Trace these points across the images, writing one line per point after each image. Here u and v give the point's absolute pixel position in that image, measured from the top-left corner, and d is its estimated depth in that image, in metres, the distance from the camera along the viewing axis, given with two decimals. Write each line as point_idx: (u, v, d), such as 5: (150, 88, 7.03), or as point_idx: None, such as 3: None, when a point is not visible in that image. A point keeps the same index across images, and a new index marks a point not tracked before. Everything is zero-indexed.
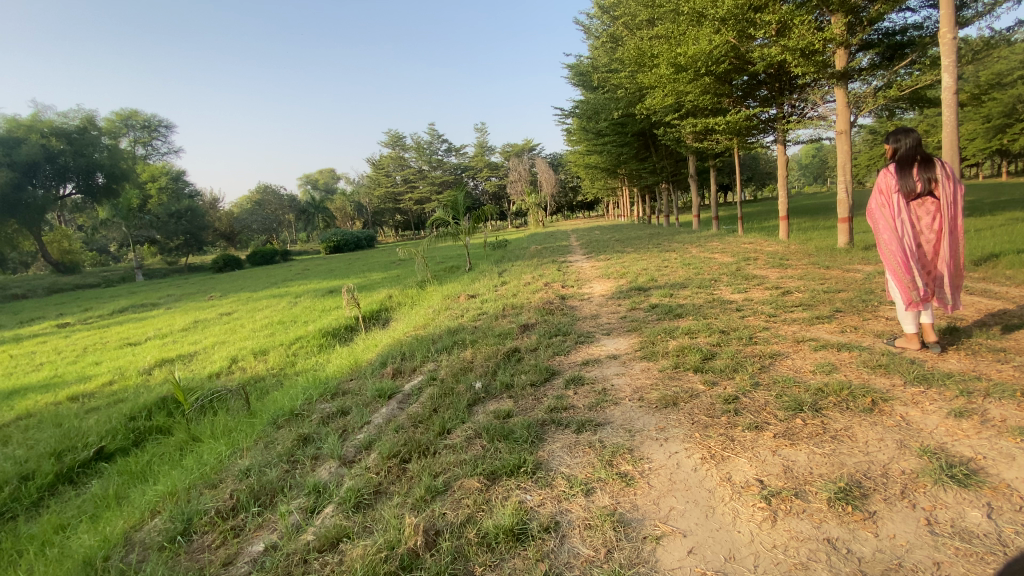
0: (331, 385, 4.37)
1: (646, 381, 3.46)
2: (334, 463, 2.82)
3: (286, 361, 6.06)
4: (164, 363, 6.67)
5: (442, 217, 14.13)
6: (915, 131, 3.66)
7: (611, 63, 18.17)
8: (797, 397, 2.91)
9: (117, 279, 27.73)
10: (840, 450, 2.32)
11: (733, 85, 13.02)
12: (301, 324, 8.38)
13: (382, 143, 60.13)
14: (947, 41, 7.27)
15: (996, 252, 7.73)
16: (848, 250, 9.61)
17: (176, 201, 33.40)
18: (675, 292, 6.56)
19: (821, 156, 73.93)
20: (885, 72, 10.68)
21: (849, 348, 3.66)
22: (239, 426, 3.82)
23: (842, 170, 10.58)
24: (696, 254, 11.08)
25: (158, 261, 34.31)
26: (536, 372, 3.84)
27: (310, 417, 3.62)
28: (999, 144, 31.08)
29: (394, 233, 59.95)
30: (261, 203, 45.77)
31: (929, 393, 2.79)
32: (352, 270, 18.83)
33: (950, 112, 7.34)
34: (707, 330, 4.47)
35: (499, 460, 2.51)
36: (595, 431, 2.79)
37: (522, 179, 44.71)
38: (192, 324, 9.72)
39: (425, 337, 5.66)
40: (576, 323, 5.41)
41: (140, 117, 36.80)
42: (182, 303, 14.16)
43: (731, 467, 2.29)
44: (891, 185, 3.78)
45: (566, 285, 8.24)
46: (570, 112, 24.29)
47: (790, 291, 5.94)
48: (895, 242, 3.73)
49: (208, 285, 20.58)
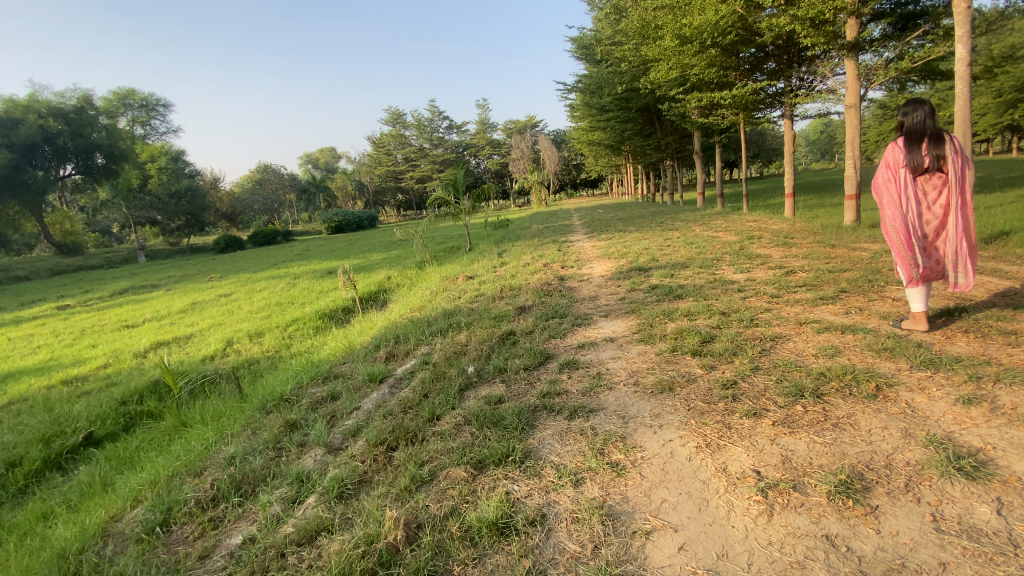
0: (323, 368, 4.31)
1: (642, 365, 3.36)
2: (320, 450, 2.76)
3: (281, 343, 6.01)
4: (160, 345, 6.63)
5: (442, 196, 13.96)
6: (927, 102, 3.47)
7: (614, 36, 17.64)
8: (798, 382, 2.81)
9: (119, 260, 27.73)
10: (842, 439, 2.22)
11: (740, 58, 12.62)
12: (298, 305, 8.29)
13: (383, 121, 59.35)
14: (960, 11, 6.93)
15: (1007, 230, 7.52)
16: (855, 228, 9.40)
17: (176, 181, 33.17)
18: (677, 273, 6.41)
19: (830, 132, 72.65)
20: (896, 43, 10.26)
21: (853, 330, 3.53)
22: (228, 412, 3.77)
23: (850, 145, 10.27)
24: (699, 232, 10.90)
25: (160, 243, 34.25)
26: (531, 355, 3.75)
27: (299, 402, 3.55)
28: (1011, 119, 30.40)
29: (396, 212, 59.59)
30: (262, 182, 45.48)
31: (936, 378, 2.69)
32: (353, 250, 18.69)
33: (964, 85, 7.04)
34: (707, 311, 4.36)
35: (488, 448, 2.43)
36: (588, 417, 2.71)
37: (524, 157, 44.09)
38: (191, 306, 9.68)
39: (421, 319, 5.57)
40: (574, 305, 5.30)
41: (138, 96, 36.29)
42: (182, 284, 14.10)
43: (727, 457, 2.20)
44: (898, 159, 3.61)
45: (566, 265, 8.10)
46: (573, 87, 23.77)
47: (794, 271, 5.80)
48: (898, 219, 3.61)
49: (210, 265, 20.56)
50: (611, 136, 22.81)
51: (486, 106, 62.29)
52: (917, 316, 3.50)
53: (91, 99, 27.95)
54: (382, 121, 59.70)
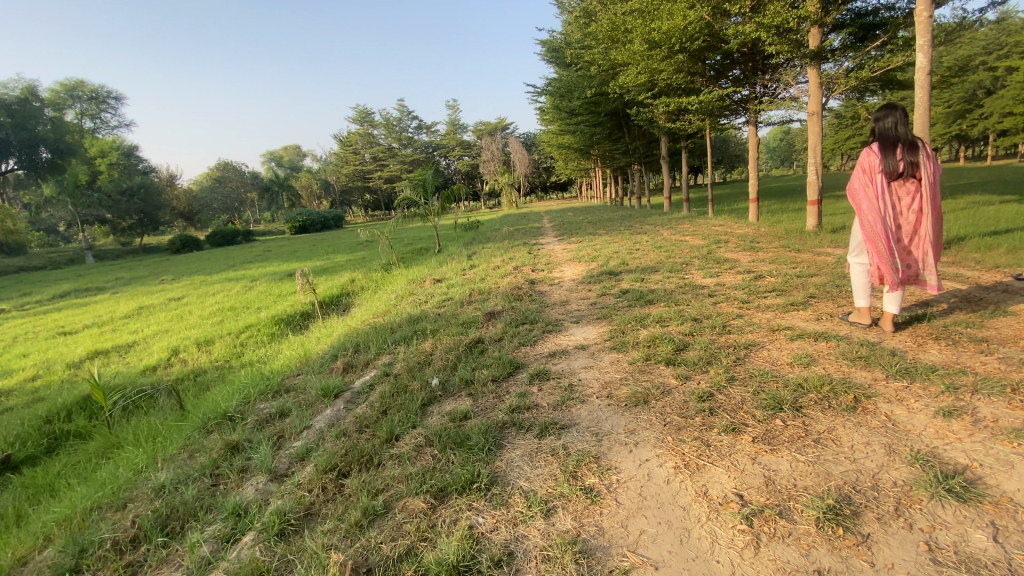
0: (274, 381, 3.97)
1: (616, 375, 3.20)
2: (263, 477, 2.47)
3: (232, 352, 5.60)
4: (97, 355, 6.09)
5: (411, 196, 13.63)
6: (901, 108, 3.49)
7: (584, 39, 17.68)
8: (776, 394, 2.70)
9: (64, 260, 26.05)
10: (825, 457, 2.11)
11: (706, 64, 12.78)
12: (254, 310, 7.83)
13: (351, 120, 58.20)
14: (923, 19, 7.14)
15: (962, 236, 7.80)
16: (817, 233, 9.61)
17: (128, 177, 31.44)
18: (647, 277, 6.34)
19: (790, 140, 75.63)
20: (857, 53, 10.56)
21: (826, 338, 3.47)
22: (165, 431, 3.41)
23: (813, 152, 10.50)
24: (667, 236, 10.97)
25: (111, 243, 32.43)
26: (499, 366, 3.55)
27: (244, 421, 3.24)
28: (958, 129, 32.18)
29: (363, 212, 58.46)
30: (222, 180, 43.78)
31: (913, 388, 2.64)
32: (316, 252, 18.08)
33: (923, 94, 7.27)
34: (679, 317, 4.25)
35: (450, 475, 2.21)
36: (559, 435, 2.52)
37: (495, 159, 43.98)
38: (137, 311, 9.03)
39: (384, 326, 5.29)
40: (545, 311, 5.13)
41: (87, 88, 34.29)
42: (129, 287, 13.27)
43: (708, 479, 2.05)
44: (873, 165, 3.60)
45: (536, 269, 7.95)
46: (542, 90, 23.77)
47: (762, 276, 5.80)
48: (878, 223, 3.56)
49: (163, 267, 19.50)
50: (581, 139, 22.92)
51: (456, 106, 61.88)
52: (862, 312, 3.74)
53: (35, 90, 26.31)
54: (349, 120, 58.51)
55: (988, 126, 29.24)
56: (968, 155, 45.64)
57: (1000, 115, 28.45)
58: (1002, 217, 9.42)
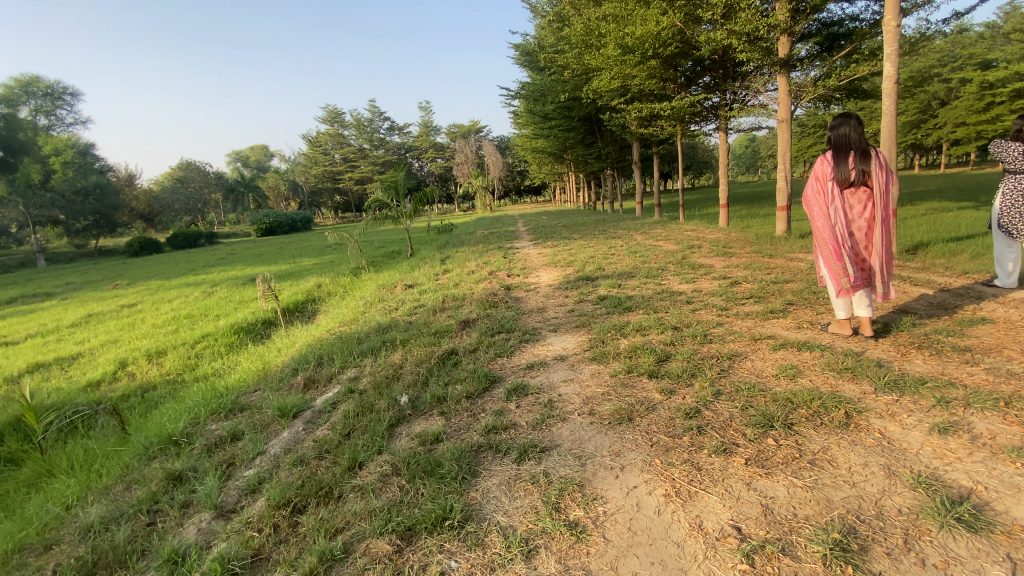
0: (228, 399, 3.64)
1: (597, 390, 3.02)
2: (208, 514, 2.19)
3: (186, 365, 5.19)
4: (35, 368, 5.56)
5: (382, 199, 13.28)
6: (855, 116, 3.56)
7: (557, 43, 17.65)
8: (765, 410, 2.57)
9: (12, 263, 24.50)
10: (823, 481, 2.00)
11: (678, 70, 12.88)
12: (212, 319, 7.35)
13: (321, 120, 57.04)
14: (890, 29, 7.30)
15: (925, 242, 8.01)
16: (787, 238, 9.74)
17: (83, 176, 29.81)
18: (623, 282, 6.23)
19: (755, 147, 78.06)
20: (823, 62, 10.79)
21: (810, 347, 3.38)
22: (102, 456, 3.02)
23: (782, 159, 10.65)
24: (641, 241, 10.97)
25: (63, 245, 30.66)
26: (474, 380, 3.33)
27: (192, 446, 2.91)
28: (914, 138, 33.74)
29: (334, 215, 57.26)
30: (184, 180, 42.08)
31: (903, 402, 2.57)
32: (283, 255, 17.45)
33: (890, 102, 7.43)
34: (659, 326, 4.11)
35: (419, 509, 1.99)
36: (539, 459, 2.32)
37: (469, 161, 43.59)
38: (85, 319, 8.40)
39: (350, 336, 4.98)
40: (521, 318, 4.94)
41: (43, 83, 32.34)
42: (78, 293, 12.44)
43: (701, 509, 1.88)
44: (826, 172, 3.71)
45: (512, 274, 7.76)
46: (516, 93, 23.68)
47: (738, 282, 5.76)
48: (828, 230, 3.70)
49: (120, 271, 18.50)
50: (554, 143, 22.90)
51: (428, 108, 61.24)
52: (841, 323, 3.73)
53: None
54: (320, 120, 57.35)
55: (942, 135, 30.65)
56: (923, 164, 47.85)
57: (953, 125, 29.87)
58: (961, 223, 9.75)
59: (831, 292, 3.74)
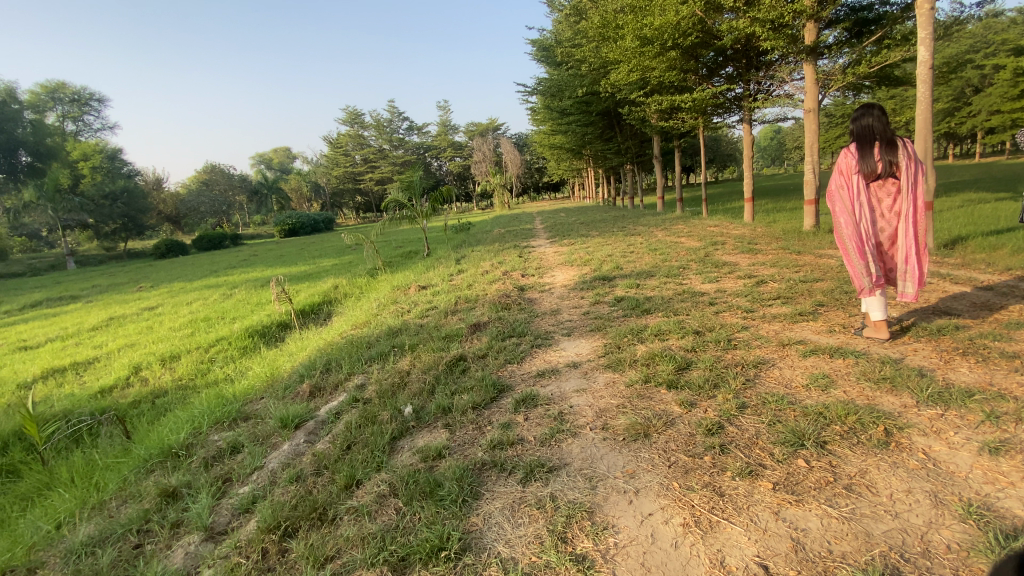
0: (233, 408, 3.59)
1: (611, 402, 2.83)
2: (197, 536, 2.11)
3: (198, 370, 5.19)
4: (53, 373, 5.62)
5: (398, 198, 13.25)
6: (880, 106, 3.43)
7: (574, 37, 17.32)
8: (795, 425, 2.35)
9: (46, 267, 25.35)
10: (861, 511, 1.79)
11: (699, 61, 12.49)
12: (228, 322, 7.38)
13: (341, 121, 57.70)
14: (924, 12, 6.87)
15: (965, 235, 7.55)
16: (815, 233, 9.33)
17: (112, 181, 30.69)
18: (642, 282, 5.99)
19: (780, 139, 75.98)
20: (852, 49, 10.30)
21: (843, 354, 3.13)
22: (103, 468, 3.01)
23: (810, 150, 10.21)
24: (661, 238, 10.67)
25: (95, 248, 31.58)
26: (481, 389, 3.18)
27: (190, 459, 2.86)
28: (948, 127, 32.32)
29: (354, 215, 57.90)
30: (209, 183, 43.05)
31: (949, 417, 2.32)
32: (303, 256, 17.63)
33: (925, 88, 7.00)
34: (680, 330, 3.89)
35: (414, 537, 1.85)
36: (547, 480, 2.15)
37: (486, 159, 43.40)
38: (106, 322, 8.53)
39: (360, 340, 4.90)
40: (534, 322, 4.76)
41: (70, 90, 33.40)
42: (104, 296, 12.73)
43: (723, 543, 1.69)
44: (851, 166, 3.59)
45: (526, 274, 7.59)
46: (534, 89, 23.43)
47: (765, 281, 5.47)
48: (852, 226, 3.59)
49: (147, 273, 18.96)
50: (572, 139, 22.59)
51: (446, 107, 61.36)
52: (876, 327, 3.46)
53: (15, 93, 26.42)
54: (340, 121, 58.00)
55: (976, 124, 29.25)
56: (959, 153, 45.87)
57: (988, 112, 28.49)
58: (1003, 215, 9.19)
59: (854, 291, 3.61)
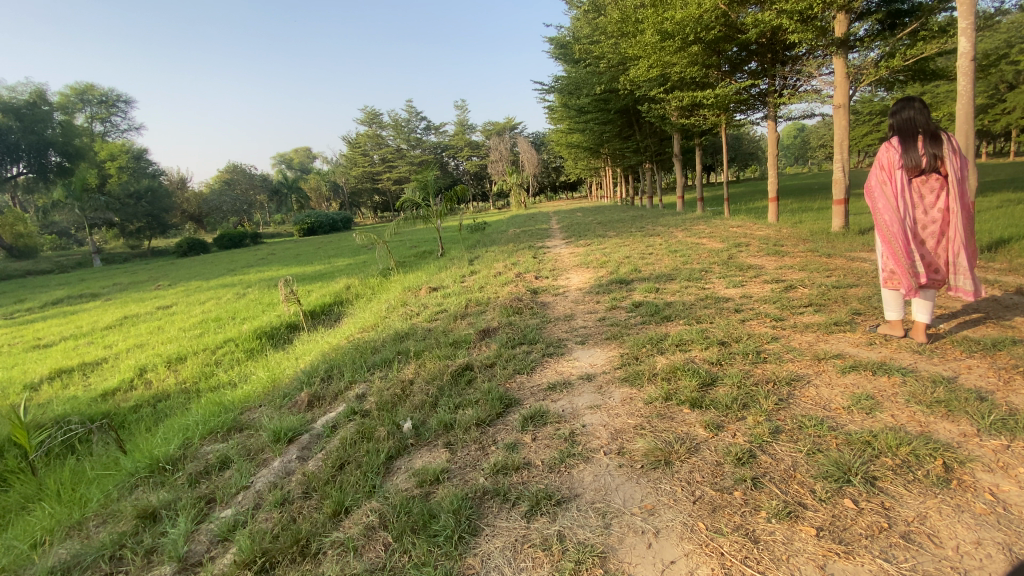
0: (228, 418, 3.42)
1: (629, 422, 2.57)
2: (169, 568, 1.92)
3: (202, 373, 5.07)
4: (61, 374, 5.58)
5: (412, 198, 13.11)
6: (920, 99, 3.22)
7: (593, 33, 16.98)
8: (837, 457, 2.06)
9: (72, 264, 25.92)
10: (927, 569, 1.51)
11: (721, 56, 12.10)
12: (237, 322, 7.28)
13: (361, 121, 58.15)
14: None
15: (1007, 238, 7.07)
16: (844, 235, 8.88)
17: (137, 180, 31.28)
18: (662, 286, 5.70)
19: (805, 138, 74.42)
20: (886, 41, 9.78)
21: (887, 371, 2.82)
22: (89, 482, 2.87)
23: (839, 148, 9.76)
24: (681, 239, 10.33)
25: (119, 246, 32.21)
26: (486, 404, 2.95)
27: (176, 475, 2.70)
28: (981, 124, 31.21)
29: (373, 215, 58.42)
30: (231, 182, 43.75)
31: (1016, 450, 2.02)
32: (320, 254, 17.64)
33: (967, 82, 6.55)
34: (703, 340, 3.61)
35: None
36: (554, 515, 1.91)
37: (503, 158, 43.13)
38: (120, 321, 8.54)
39: (366, 344, 4.71)
40: (546, 328, 4.51)
41: (97, 91, 34.22)
42: (123, 294, 12.87)
43: None
44: (892, 160, 3.31)
45: (540, 276, 7.34)
46: (551, 87, 23.15)
47: (794, 286, 5.13)
48: (896, 224, 3.31)
49: (168, 271, 19.22)
50: (590, 137, 22.25)
51: (463, 107, 61.29)
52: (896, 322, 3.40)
53: (44, 95, 27.19)
54: (359, 122, 58.47)
55: (1011, 121, 28.18)
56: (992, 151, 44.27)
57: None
58: None
59: (895, 291, 3.37)
